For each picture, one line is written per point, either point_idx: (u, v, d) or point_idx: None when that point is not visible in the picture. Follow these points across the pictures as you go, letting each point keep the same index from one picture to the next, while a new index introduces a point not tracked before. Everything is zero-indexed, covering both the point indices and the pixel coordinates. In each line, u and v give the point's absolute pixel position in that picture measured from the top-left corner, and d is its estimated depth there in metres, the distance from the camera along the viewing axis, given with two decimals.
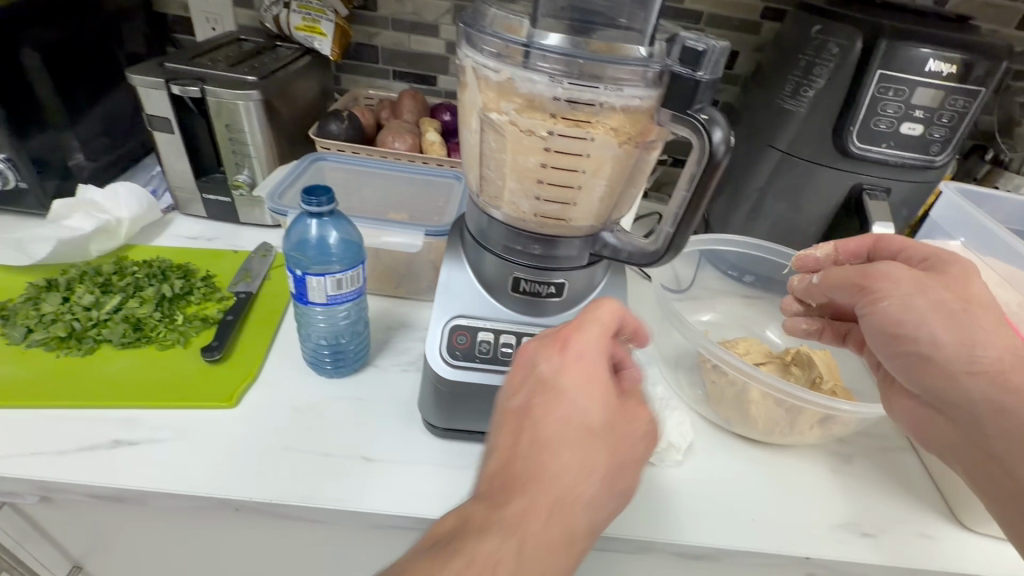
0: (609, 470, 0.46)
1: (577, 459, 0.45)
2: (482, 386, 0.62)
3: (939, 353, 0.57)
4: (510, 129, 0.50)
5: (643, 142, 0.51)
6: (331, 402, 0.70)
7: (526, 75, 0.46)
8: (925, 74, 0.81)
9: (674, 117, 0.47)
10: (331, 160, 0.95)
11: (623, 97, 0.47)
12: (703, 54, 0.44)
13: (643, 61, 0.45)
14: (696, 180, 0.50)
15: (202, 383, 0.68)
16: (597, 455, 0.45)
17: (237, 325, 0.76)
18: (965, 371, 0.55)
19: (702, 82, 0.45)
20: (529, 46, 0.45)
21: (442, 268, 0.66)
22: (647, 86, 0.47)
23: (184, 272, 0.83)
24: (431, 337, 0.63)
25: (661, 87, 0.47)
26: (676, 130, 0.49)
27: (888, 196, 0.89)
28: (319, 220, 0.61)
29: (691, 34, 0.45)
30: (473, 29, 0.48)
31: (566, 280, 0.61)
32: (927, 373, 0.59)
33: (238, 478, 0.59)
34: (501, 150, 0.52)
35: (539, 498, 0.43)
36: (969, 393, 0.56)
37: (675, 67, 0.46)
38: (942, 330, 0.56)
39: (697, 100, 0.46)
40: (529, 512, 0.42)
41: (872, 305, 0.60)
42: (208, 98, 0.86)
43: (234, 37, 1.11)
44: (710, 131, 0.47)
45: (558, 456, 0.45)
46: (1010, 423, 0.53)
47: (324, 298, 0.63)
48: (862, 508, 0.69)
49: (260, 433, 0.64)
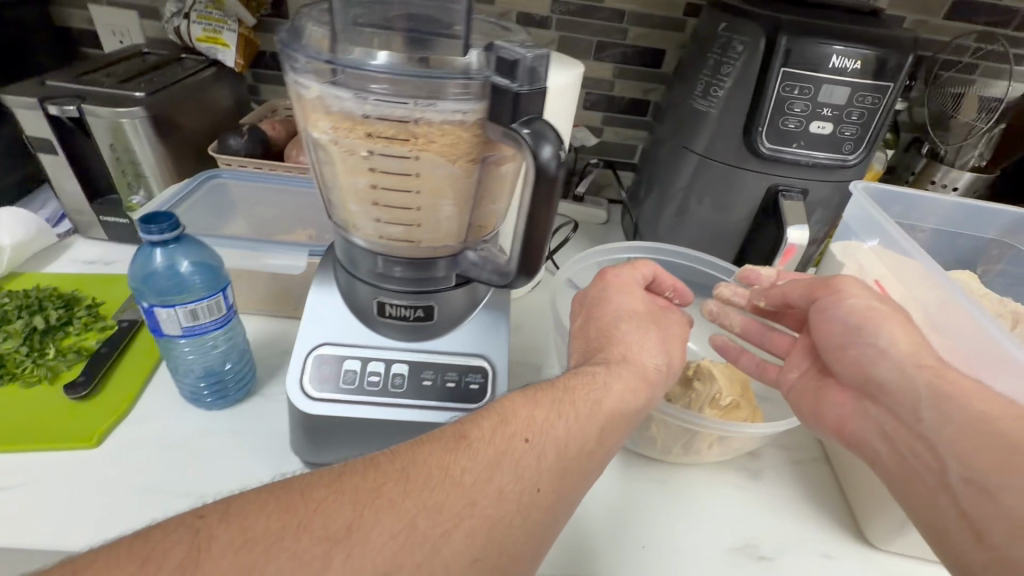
0: (625, 406, 0.58)
1: (560, 424, 0.52)
2: (347, 419, 0.59)
3: (890, 349, 0.52)
4: (333, 149, 0.46)
5: (481, 157, 0.48)
6: (203, 437, 0.66)
7: (335, 92, 0.43)
8: (830, 71, 0.78)
9: (500, 131, 0.44)
10: (227, 176, 0.93)
11: (441, 111, 0.43)
12: (518, 64, 0.41)
13: (454, 73, 0.41)
14: (533, 197, 0.46)
15: (61, 424, 0.65)
16: (577, 423, 0.53)
17: (112, 358, 0.72)
18: (909, 362, 0.50)
19: (522, 94, 0.41)
20: (330, 62, 0.42)
21: (310, 292, 0.63)
22: (469, 99, 0.43)
23: (65, 301, 0.79)
24: (293, 367, 0.60)
25: (486, 99, 0.43)
26: (509, 145, 0.45)
27: (805, 197, 0.87)
28: (163, 248, 0.57)
29: (509, 43, 0.42)
30: (284, 49, 0.44)
31: (436, 302, 0.58)
32: (869, 371, 0.53)
33: (84, 527, 0.56)
34: (335, 171, 0.49)
35: (554, 410, 0.53)
36: (909, 385, 0.49)
37: (493, 77, 0.42)
38: (897, 332, 0.53)
39: (520, 113, 0.43)
40: (550, 417, 0.52)
41: (834, 305, 0.58)
42: (89, 117, 0.82)
43: (139, 50, 1.06)
44: (538, 147, 0.43)
45: (574, 386, 0.57)
46: (946, 409, 0.47)
47: (179, 329, 0.60)
48: (762, 529, 0.65)
49: (116, 476, 0.61)
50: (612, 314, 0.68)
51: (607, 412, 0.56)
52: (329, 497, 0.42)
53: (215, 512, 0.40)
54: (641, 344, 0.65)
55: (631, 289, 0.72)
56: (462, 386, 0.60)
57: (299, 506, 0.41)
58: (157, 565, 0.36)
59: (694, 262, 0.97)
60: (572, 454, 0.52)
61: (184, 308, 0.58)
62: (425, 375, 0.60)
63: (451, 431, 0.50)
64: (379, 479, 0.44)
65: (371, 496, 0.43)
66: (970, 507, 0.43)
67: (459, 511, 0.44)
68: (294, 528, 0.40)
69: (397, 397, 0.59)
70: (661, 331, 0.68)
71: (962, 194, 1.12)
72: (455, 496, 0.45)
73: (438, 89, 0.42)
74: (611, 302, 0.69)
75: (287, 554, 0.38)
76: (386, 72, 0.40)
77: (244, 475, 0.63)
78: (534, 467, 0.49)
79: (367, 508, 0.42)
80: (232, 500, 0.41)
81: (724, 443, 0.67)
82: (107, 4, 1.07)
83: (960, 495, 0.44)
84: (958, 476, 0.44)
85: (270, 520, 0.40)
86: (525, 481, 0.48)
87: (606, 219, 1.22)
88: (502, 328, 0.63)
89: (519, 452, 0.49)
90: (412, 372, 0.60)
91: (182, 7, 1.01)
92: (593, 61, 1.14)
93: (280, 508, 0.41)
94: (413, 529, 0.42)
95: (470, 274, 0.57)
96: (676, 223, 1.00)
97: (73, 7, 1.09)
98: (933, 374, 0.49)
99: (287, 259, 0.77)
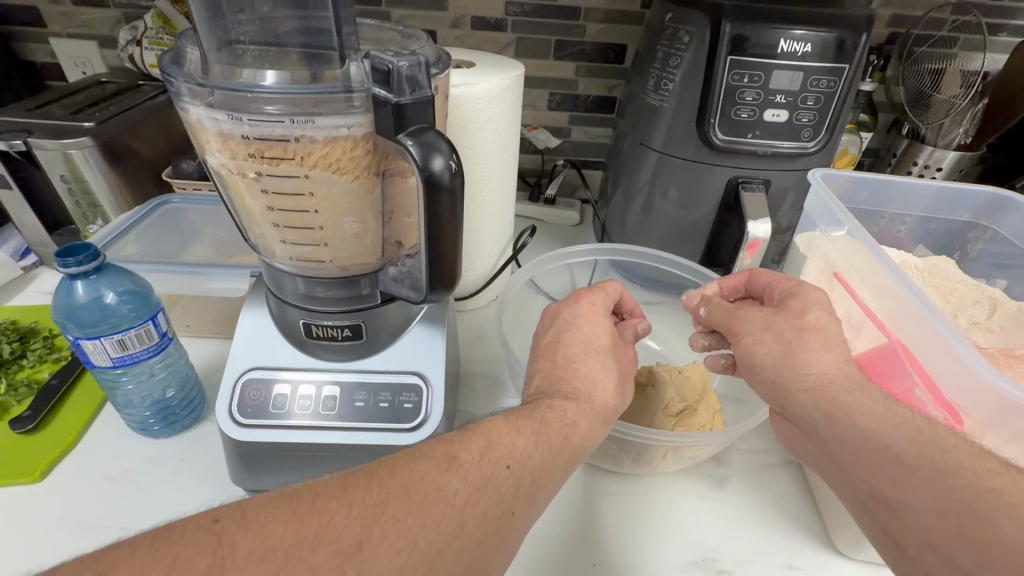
0: (589, 440, 0.55)
1: (535, 450, 0.49)
2: (276, 443, 0.57)
3: (779, 376, 0.53)
4: (225, 172, 0.46)
5: (377, 172, 0.47)
6: (147, 467, 0.66)
7: (212, 116, 0.43)
8: (779, 56, 0.75)
9: (390, 143, 0.42)
10: (179, 201, 0.94)
11: (323, 128, 0.43)
12: (394, 73, 0.39)
13: (326, 88, 0.40)
14: (427, 210, 0.43)
15: (3, 460, 0.65)
16: (556, 455, 0.51)
17: (62, 390, 0.72)
18: (799, 387, 0.52)
19: (403, 105, 0.40)
20: (204, 84, 0.41)
21: (241, 315, 0.61)
22: (355, 113, 0.42)
23: (21, 333, 0.79)
24: (221, 394, 0.58)
25: (371, 111, 0.42)
26: (401, 157, 0.43)
27: (766, 187, 0.84)
28: (85, 278, 0.58)
29: (382, 51, 0.40)
30: (162, 76, 0.43)
31: (361, 320, 0.56)
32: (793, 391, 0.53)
33: (14, 561, 0.56)
34: (234, 194, 0.49)
35: (531, 437, 0.50)
36: (821, 406, 0.50)
37: (375, 90, 0.40)
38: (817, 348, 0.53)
39: (406, 125, 0.41)
40: (531, 442, 0.49)
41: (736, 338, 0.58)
42: (36, 150, 0.82)
43: (97, 79, 1.06)
44: (428, 159, 0.41)
45: (552, 412, 0.54)
46: (846, 430, 0.48)
47: (109, 360, 0.59)
48: (724, 539, 0.62)
49: (57, 510, 0.61)
50: (582, 343, 0.62)
51: (577, 444, 0.53)
52: (338, 508, 0.37)
53: (231, 515, 0.35)
54: (609, 379, 0.60)
55: (599, 317, 0.66)
56: (396, 406, 0.59)
57: (311, 514, 0.37)
58: (184, 569, 0.32)
59: (658, 261, 0.94)
60: (547, 479, 0.49)
61: (108, 339, 0.57)
62: (357, 396, 0.59)
63: (440, 448, 0.45)
64: (381, 493, 0.40)
65: (375, 510, 0.38)
66: (885, 522, 0.44)
67: (454, 529, 0.40)
68: (308, 540, 0.35)
69: (329, 419, 0.58)
70: (620, 365, 0.63)
71: (947, 174, 1.07)
72: (449, 516, 0.41)
73: (317, 106, 0.41)
74: (579, 330, 0.64)
75: (303, 566, 0.34)
76: (249, 90, 0.39)
77: (183, 506, 0.62)
78: (512, 495, 0.45)
79: (374, 524, 0.37)
80: (245, 505, 0.36)
81: (678, 451, 0.64)
82: (66, 37, 1.08)
83: (873, 512, 0.45)
84: (865, 491, 0.46)
85: (284, 530, 0.35)
86: (502, 513, 0.44)
87: (579, 220, 1.20)
88: (436, 341, 0.61)
89: (504, 476, 0.46)
90: (344, 395, 0.59)
91: (135, 34, 1.02)
92: (554, 60, 1.12)
93: (291, 514, 0.36)
94: (416, 548, 0.38)
95: (391, 291, 0.54)
96: (641, 221, 0.97)
97: (35, 42, 1.09)
98: (845, 390, 0.50)
99: (236, 282, 0.76)
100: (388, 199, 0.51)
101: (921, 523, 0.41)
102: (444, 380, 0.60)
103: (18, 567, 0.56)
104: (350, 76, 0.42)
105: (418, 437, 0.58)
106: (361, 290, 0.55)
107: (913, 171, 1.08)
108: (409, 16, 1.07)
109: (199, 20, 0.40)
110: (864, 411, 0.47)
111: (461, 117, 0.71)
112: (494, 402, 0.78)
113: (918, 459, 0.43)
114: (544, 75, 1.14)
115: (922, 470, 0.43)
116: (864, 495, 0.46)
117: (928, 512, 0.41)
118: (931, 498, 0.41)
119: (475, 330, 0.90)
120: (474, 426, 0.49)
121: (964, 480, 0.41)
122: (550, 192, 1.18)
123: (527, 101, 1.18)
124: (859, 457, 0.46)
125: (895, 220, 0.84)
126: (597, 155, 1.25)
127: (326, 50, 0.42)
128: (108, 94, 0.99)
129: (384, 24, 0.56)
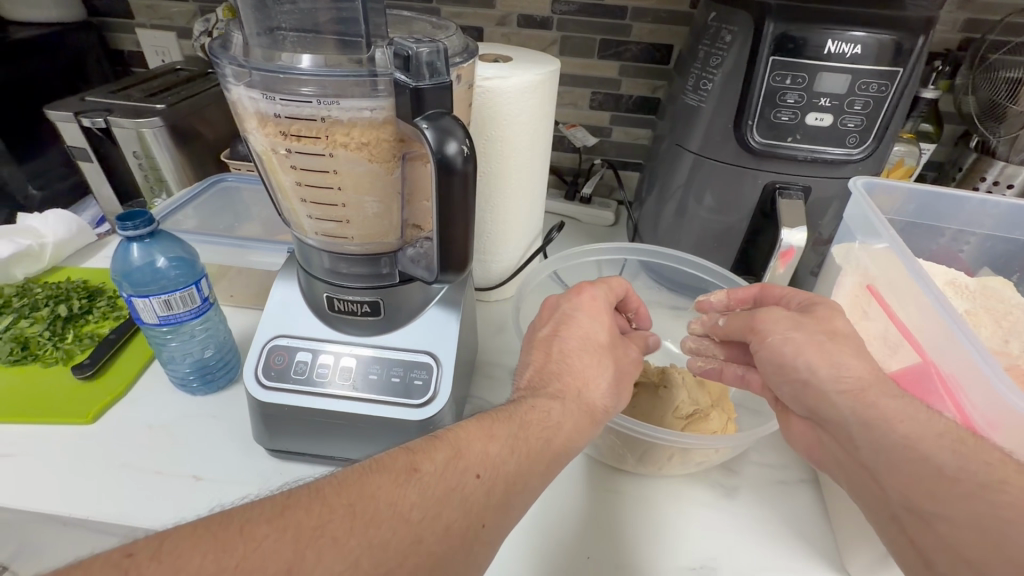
0: (573, 443, 0.55)
1: (511, 459, 0.49)
2: (296, 407, 0.61)
3: (814, 378, 0.51)
4: (262, 149, 0.50)
5: (396, 155, 0.49)
6: (183, 420, 0.72)
7: (250, 95, 0.46)
8: (826, 57, 0.72)
9: (408, 126, 0.44)
10: (233, 179, 1.00)
11: (346, 110, 0.45)
12: (415, 59, 0.41)
13: (350, 72, 0.43)
14: (438, 191, 0.45)
15: (65, 402, 0.72)
16: (530, 466, 0.50)
17: (118, 344, 0.80)
18: (833, 390, 0.49)
19: (422, 90, 0.42)
20: (244, 65, 0.45)
21: (274, 286, 0.65)
22: (377, 96, 0.45)
23: (88, 292, 0.88)
24: (250, 357, 0.63)
25: (393, 96, 0.44)
26: (419, 140, 0.45)
27: (806, 194, 0.81)
28: (140, 243, 0.64)
29: (405, 38, 0.42)
30: (211, 58, 0.47)
31: (378, 297, 0.59)
32: (812, 399, 0.52)
33: (65, 491, 0.63)
34: (269, 169, 0.53)
35: (506, 444, 0.49)
36: (840, 414, 0.49)
37: (397, 74, 0.42)
38: (834, 351, 0.51)
39: (425, 108, 0.43)
40: (506, 448, 0.49)
41: (764, 341, 0.56)
42: (113, 128, 0.91)
43: (172, 66, 1.15)
44: (443, 143, 0.43)
45: (533, 416, 0.53)
46: (880, 436, 0.45)
47: (155, 319, 0.65)
48: (726, 549, 0.61)
49: (104, 450, 0.67)
50: (587, 340, 0.62)
51: (558, 448, 0.53)
52: (268, 533, 0.36)
53: (145, 548, 0.34)
54: (601, 378, 0.60)
55: (604, 315, 0.66)
56: (407, 381, 0.61)
57: (238, 540, 0.35)
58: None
59: (689, 265, 0.92)
60: (520, 486, 0.49)
61: (156, 298, 0.63)
62: (371, 369, 0.62)
63: (402, 459, 0.45)
64: (324, 512, 0.38)
65: (312, 532, 0.37)
66: (915, 532, 0.43)
67: (406, 548, 0.39)
68: (230, 570, 0.34)
69: (343, 389, 0.61)
70: (618, 365, 0.62)
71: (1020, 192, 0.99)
72: (404, 533, 0.40)
73: (343, 88, 0.44)
74: (582, 326, 0.64)
75: None
76: (280, 71, 0.43)
77: (209, 457, 0.67)
78: (481, 506, 0.45)
79: (310, 547, 0.36)
80: (164, 535, 0.35)
81: (686, 454, 0.63)
82: (149, 27, 1.18)
83: (905, 525, 0.44)
84: (898, 503, 0.44)
85: (203, 561, 0.34)
86: (467, 527, 0.43)
87: (613, 220, 1.19)
88: (450, 323, 0.63)
89: (473, 486, 0.45)
90: (360, 367, 0.62)
91: (207, 25, 1.10)
92: (598, 59, 1.12)
93: (214, 544, 0.35)
94: (357, 570, 0.37)
95: (409, 270, 0.57)
96: (673, 224, 0.95)
97: (122, 31, 1.20)
98: (873, 394, 0.47)
99: (276, 255, 0.81)
100: (405, 190, 0.54)
101: (957, 538, 0.39)
102: (454, 361, 0.62)
103: (68, 497, 0.62)
104: (376, 62, 0.45)
105: (425, 414, 0.60)
106: (380, 268, 0.58)
107: (981, 186, 1.02)
108: (458, 13, 1.10)
109: (243, 8, 0.44)
110: (909, 416, 0.45)
111: (493, 108, 0.73)
112: (506, 391, 0.79)
113: (959, 471, 0.40)
114: (588, 74, 1.14)
115: (963, 484, 0.40)
116: (896, 508, 0.44)
117: (964, 527, 0.39)
118: (981, 517, 0.38)
119: (498, 321, 0.92)
120: (442, 433, 0.49)
121: (1007, 496, 0.38)
122: (586, 191, 1.19)
123: (568, 99, 1.18)
124: (900, 468, 0.43)
125: (957, 238, 0.79)
126: (637, 156, 1.23)
127: (357, 38, 0.45)
128: (180, 80, 1.08)
129: (419, 16, 0.59)
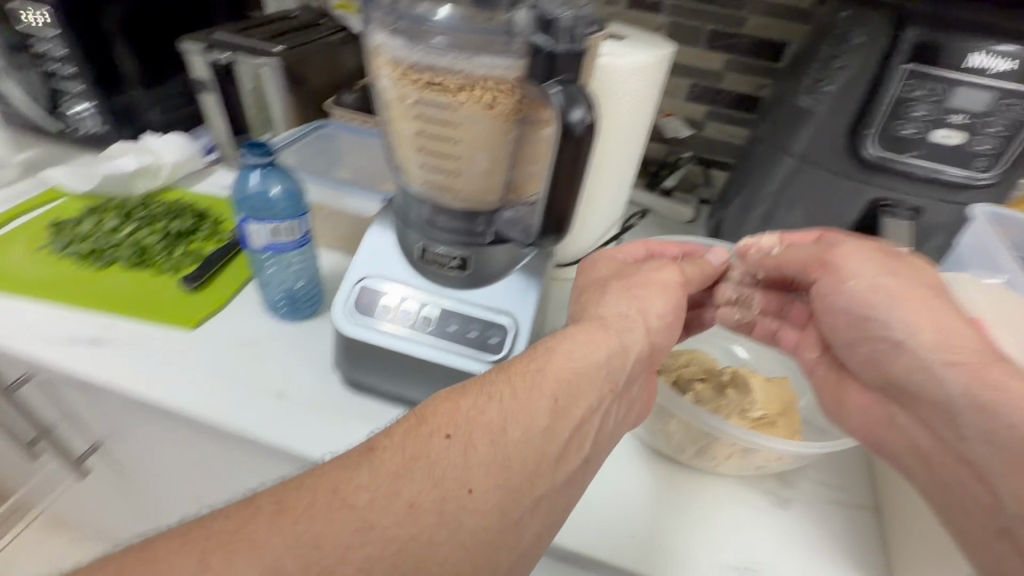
0: (577, 395, 0.48)
1: (487, 416, 0.44)
2: (377, 344, 0.65)
3: (912, 341, 0.52)
4: (390, 95, 0.53)
5: (516, 113, 0.51)
6: (270, 340, 0.78)
7: (391, 41, 0.49)
8: (967, 71, 0.67)
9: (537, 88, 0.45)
10: (334, 127, 1.05)
11: (480, 65, 0.47)
12: (557, 23, 0.42)
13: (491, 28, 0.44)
14: (557, 155, 0.47)
15: (172, 306, 0.80)
16: (516, 419, 0.44)
17: (220, 262, 0.87)
18: (941, 362, 0.50)
19: (558, 53, 0.43)
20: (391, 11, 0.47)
21: (369, 229, 0.69)
22: (510, 56, 0.47)
23: (198, 212, 0.96)
24: (340, 292, 0.67)
25: (526, 57, 0.45)
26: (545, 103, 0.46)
27: (916, 217, 0.77)
28: (260, 172, 0.69)
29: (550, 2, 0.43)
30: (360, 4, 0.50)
31: (469, 254, 0.61)
32: (909, 377, 0.53)
33: (168, 386, 0.70)
34: (392, 116, 0.56)
35: (480, 397, 0.45)
36: None
37: (535, 36, 0.44)
38: (917, 319, 0.52)
39: (557, 71, 0.44)
40: (482, 404, 0.44)
41: (837, 283, 0.59)
42: (235, 64, 0.98)
43: (290, 12, 1.22)
44: (569, 109, 0.44)
45: (520, 371, 0.48)
46: (994, 441, 0.44)
47: (263, 243, 0.70)
48: (768, 556, 0.61)
49: (202, 355, 0.74)
50: (617, 304, 0.57)
51: (554, 394, 0.47)
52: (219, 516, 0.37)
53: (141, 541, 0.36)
54: (627, 344, 0.53)
55: (635, 285, 0.59)
56: (483, 338, 0.64)
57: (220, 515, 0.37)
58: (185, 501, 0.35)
59: None
60: (526, 465, 0.43)
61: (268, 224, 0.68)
62: (452, 322, 0.64)
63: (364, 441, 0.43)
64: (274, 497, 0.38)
65: (249, 513, 0.37)
66: None
67: (359, 527, 0.37)
68: (190, 544, 0.35)
69: (424, 335, 0.64)
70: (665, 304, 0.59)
71: None
72: (356, 512, 0.38)
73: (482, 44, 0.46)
74: (613, 294, 0.59)
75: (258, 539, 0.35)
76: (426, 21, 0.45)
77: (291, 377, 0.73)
78: (455, 468, 0.41)
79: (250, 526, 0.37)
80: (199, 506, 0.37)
81: (752, 453, 0.62)
82: None
83: (1015, 534, 0.43)
84: (1013, 513, 0.43)
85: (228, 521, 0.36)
86: (437, 498, 0.40)
87: (692, 217, 1.16)
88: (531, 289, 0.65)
89: (437, 449, 0.41)
90: (441, 317, 0.65)
91: None
92: (704, 49, 1.09)
93: (183, 532, 0.36)
94: (297, 547, 0.36)
95: (505, 232, 0.59)
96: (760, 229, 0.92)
97: None
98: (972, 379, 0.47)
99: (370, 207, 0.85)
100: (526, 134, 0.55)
101: None
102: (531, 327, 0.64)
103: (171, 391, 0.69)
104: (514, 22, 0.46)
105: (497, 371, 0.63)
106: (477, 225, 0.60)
107: None
108: None
109: None
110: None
111: (602, 85, 0.73)
112: None
113: None
114: (690, 64, 1.11)
115: None
116: (1010, 519, 0.43)
117: None
118: None
119: (560, 302, 0.92)
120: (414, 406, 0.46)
121: None
122: (668, 183, 1.16)
123: (665, 87, 1.16)
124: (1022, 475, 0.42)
125: None
126: (727, 155, 1.19)
127: None
128: (297, 26, 1.14)
129: None
